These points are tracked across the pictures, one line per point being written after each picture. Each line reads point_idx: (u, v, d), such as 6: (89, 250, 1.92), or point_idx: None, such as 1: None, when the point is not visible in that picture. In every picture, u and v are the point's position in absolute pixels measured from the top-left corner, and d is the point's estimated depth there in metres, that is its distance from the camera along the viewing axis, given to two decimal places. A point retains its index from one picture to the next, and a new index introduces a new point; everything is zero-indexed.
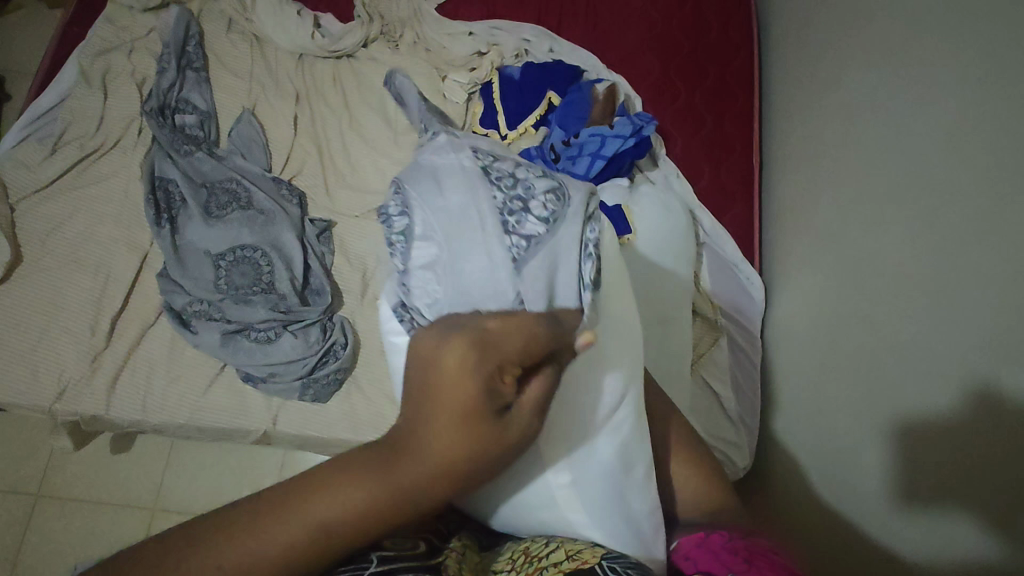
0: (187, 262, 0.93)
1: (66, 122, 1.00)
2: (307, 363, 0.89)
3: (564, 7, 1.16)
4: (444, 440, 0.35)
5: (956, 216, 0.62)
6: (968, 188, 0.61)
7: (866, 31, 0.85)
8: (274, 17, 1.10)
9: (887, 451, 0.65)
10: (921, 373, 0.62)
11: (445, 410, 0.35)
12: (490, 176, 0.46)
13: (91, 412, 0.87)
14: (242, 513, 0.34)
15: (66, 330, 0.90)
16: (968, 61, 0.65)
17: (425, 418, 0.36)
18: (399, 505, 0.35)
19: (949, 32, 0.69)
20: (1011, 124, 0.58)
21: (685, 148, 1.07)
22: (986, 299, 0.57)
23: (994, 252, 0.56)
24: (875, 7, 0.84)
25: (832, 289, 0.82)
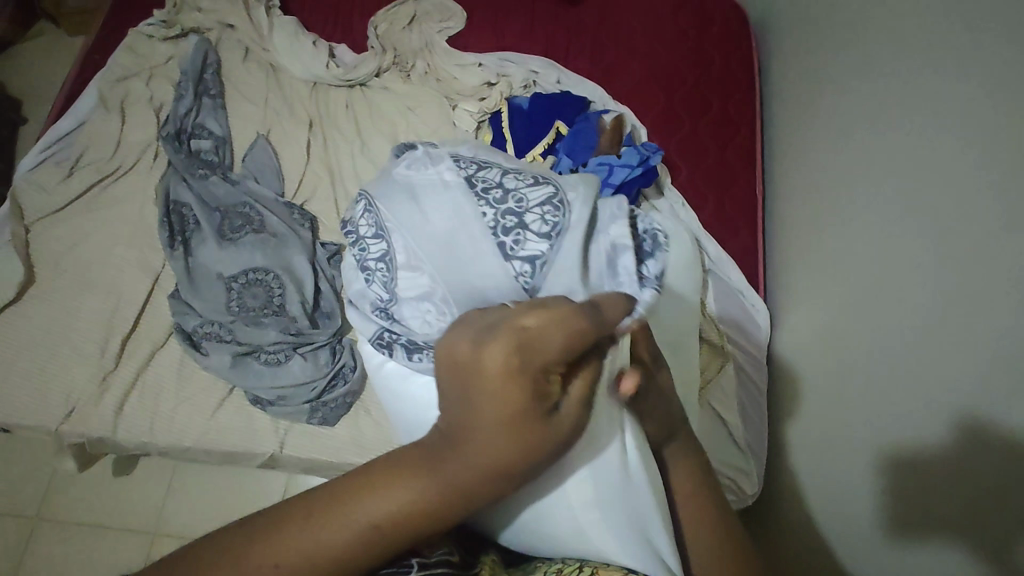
0: (199, 284, 0.94)
1: (84, 146, 1.03)
2: (316, 386, 0.90)
3: (571, 41, 1.20)
4: (491, 446, 0.35)
5: (960, 246, 0.64)
6: (971, 219, 0.63)
7: (865, 67, 0.88)
8: (289, 47, 1.13)
9: (898, 479, 0.65)
10: (931, 401, 0.63)
11: (491, 415, 0.35)
12: (475, 196, 0.57)
13: (97, 433, 0.86)
14: (298, 512, 0.36)
15: (76, 351, 0.90)
16: (966, 97, 0.68)
17: (471, 423, 0.35)
18: (455, 503, 0.36)
19: (946, 69, 0.72)
20: (1012, 158, 0.59)
21: (689, 177, 1.09)
22: (993, 327, 0.57)
23: (1000, 282, 0.58)
24: (874, 45, 0.87)
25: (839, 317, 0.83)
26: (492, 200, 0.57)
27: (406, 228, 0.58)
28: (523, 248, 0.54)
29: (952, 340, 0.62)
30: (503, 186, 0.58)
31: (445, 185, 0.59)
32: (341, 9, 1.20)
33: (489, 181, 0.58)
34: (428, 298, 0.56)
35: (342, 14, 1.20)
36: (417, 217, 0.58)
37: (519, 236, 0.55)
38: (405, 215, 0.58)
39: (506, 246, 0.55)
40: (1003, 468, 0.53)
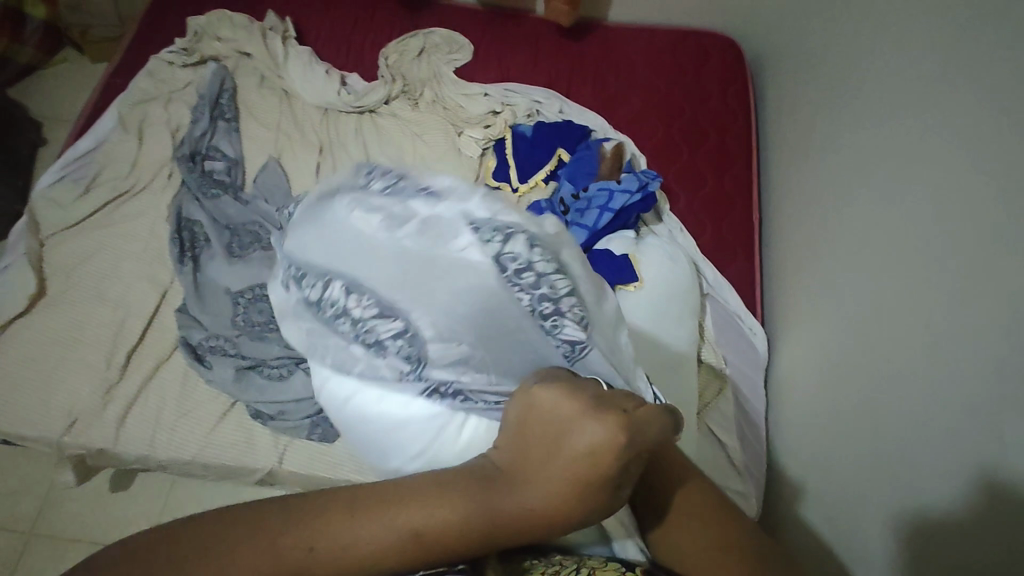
0: (206, 298, 0.96)
1: (101, 165, 1.06)
2: (317, 401, 0.90)
3: (573, 74, 1.25)
4: (557, 500, 0.37)
5: (953, 269, 0.65)
6: (962, 241, 0.65)
7: (858, 101, 0.92)
8: (303, 75, 1.17)
9: (900, 500, 0.65)
10: (928, 420, 0.63)
11: (568, 477, 0.36)
12: (503, 279, 0.52)
13: (98, 445, 0.87)
14: (347, 500, 0.39)
15: (82, 363, 0.92)
16: (955, 128, 0.70)
17: (542, 476, 0.37)
18: (504, 533, 0.38)
19: (935, 102, 0.75)
20: (999, 182, 0.62)
21: (688, 204, 1.12)
22: (988, 348, 0.58)
23: (991, 302, 0.59)
24: (865, 80, 0.91)
25: (837, 340, 0.84)
26: (523, 284, 0.52)
27: (424, 305, 0.56)
28: (563, 331, 0.52)
29: (947, 359, 0.63)
30: (531, 263, 0.52)
31: (462, 256, 0.53)
32: (354, 40, 1.25)
33: (511, 255, 0.52)
34: (459, 376, 0.56)
35: (354, 45, 1.25)
36: (438, 295, 0.55)
37: (554, 321, 0.53)
38: (420, 291, 0.55)
39: (546, 329, 0.53)
40: (1000, 485, 0.53)
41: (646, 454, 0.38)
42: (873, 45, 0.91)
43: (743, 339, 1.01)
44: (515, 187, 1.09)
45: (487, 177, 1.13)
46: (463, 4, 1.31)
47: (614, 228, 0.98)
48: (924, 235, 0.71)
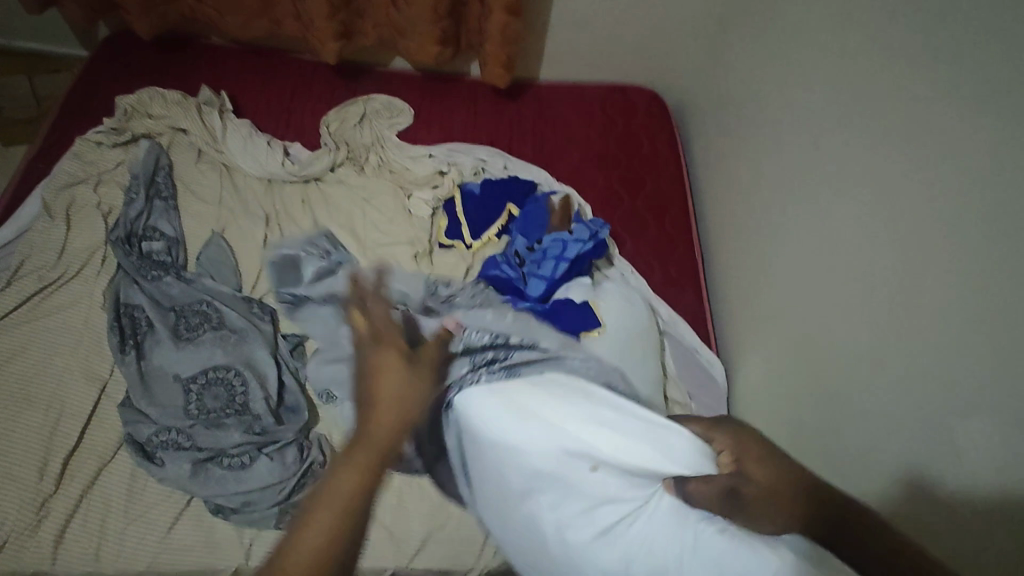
0: (154, 389, 0.90)
1: (25, 255, 0.99)
2: (284, 487, 0.85)
3: (512, 131, 1.35)
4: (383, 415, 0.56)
5: (928, 286, 0.70)
6: (919, 266, 0.72)
7: (788, 144, 1.05)
8: (244, 148, 1.16)
9: (895, 505, 0.69)
10: (913, 437, 0.69)
11: (384, 401, 0.57)
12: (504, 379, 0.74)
13: (33, 569, 0.77)
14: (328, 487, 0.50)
15: (9, 477, 0.82)
16: (884, 170, 0.81)
17: (370, 414, 0.56)
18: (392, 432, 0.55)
19: (870, 138, 0.84)
20: (942, 215, 0.70)
21: (635, 246, 1.23)
22: (967, 363, 0.63)
23: (960, 321, 0.65)
24: (795, 124, 1.03)
25: (811, 371, 0.91)
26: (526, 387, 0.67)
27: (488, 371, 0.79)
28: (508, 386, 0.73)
29: (929, 380, 0.68)
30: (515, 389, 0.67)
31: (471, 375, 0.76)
32: (293, 111, 1.27)
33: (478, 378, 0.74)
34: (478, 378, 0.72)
35: (294, 115, 1.27)
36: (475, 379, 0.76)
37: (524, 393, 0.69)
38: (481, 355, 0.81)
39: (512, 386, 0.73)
40: (987, 488, 0.58)
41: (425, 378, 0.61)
42: (798, 95, 1.03)
43: (700, 368, 1.13)
44: (469, 244, 1.14)
45: (439, 236, 1.16)
46: (402, 71, 1.38)
47: (570, 276, 1.05)
48: (884, 264, 0.78)
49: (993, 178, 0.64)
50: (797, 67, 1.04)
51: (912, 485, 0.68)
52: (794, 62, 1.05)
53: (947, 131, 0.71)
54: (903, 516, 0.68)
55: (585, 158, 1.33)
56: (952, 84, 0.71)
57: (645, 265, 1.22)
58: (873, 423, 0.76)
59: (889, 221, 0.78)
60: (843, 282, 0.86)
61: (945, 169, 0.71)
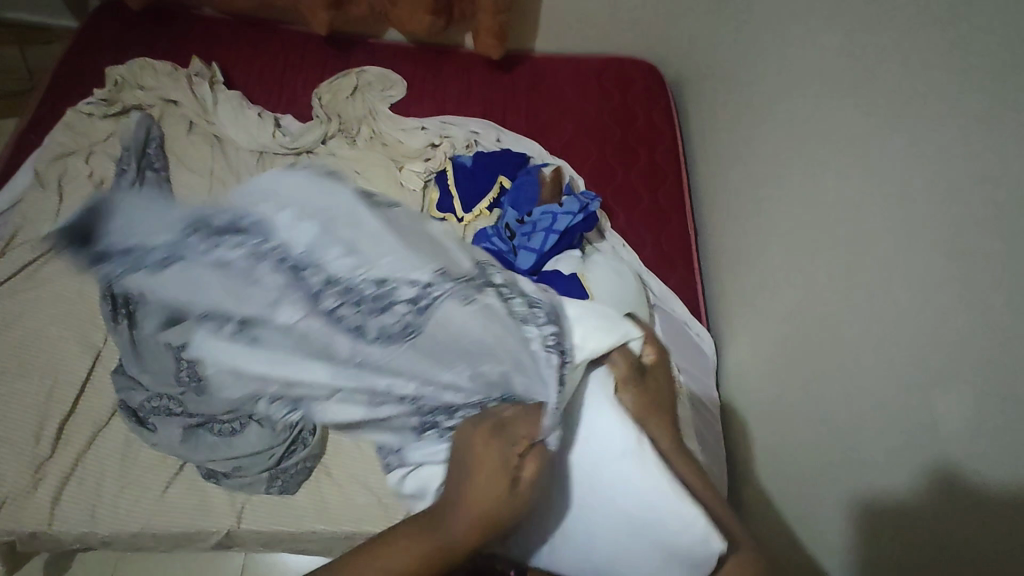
0: (143, 354, 0.88)
1: (18, 226, 1.00)
2: (274, 455, 0.86)
3: (506, 103, 1.33)
4: (479, 511, 0.65)
5: (918, 257, 0.70)
6: (910, 236, 0.72)
7: (783, 116, 1.04)
8: (236, 120, 1.16)
9: (881, 471, 0.71)
10: (900, 405, 0.70)
11: (477, 507, 0.64)
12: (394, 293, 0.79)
13: (31, 529, 0.80)
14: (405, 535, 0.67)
15: (6, 441, 0.84)
16: (879, 140, 0.80)
17: (462, 496, 0.66)
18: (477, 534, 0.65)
19: (865, 109, 0.83)
20: (934, 186, 0.69)
21: (627, 220, 1.23)
22: (956, 332, 0.64)
23: (949, 293, 0.65)
24: (789, 96, 1.02)
25: (800, 342, 0.91)
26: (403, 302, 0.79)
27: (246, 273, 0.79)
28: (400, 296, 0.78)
29: (916, 351, 0.68)
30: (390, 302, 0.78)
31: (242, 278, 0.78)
32: (285, 82, 1.26)
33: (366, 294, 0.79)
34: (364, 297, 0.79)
35: (286, 87, 1.26)
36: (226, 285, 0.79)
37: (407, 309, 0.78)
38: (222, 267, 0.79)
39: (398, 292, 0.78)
40: (970, 454, 0.60)
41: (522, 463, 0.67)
42: (794, 67, 1.02)
43: (691, 342, 1.13)
44: (459, 217, 1.14)
45: (430, 209, 1.16)
46: (395, 42, 1.37)
47: (560, 248, 1.05)
48: (874, 235, 0.78)
49: (989, 149, 0.63)
50: (795, 35, 1.02)
51: (892, 450, 0.70)
52: (791, 31, 1.03)
53: (944, 100, 0.70)
54: (888, 480, 0.70)
55: (579, 129, 1.32)
56: (954, 53, 0.70)
57: (639, 238, 1.22)
58: (858, 392, 0.77)
59: (880, 192, 0.78)
60: (833, 253, 0.86)
61: (941, 139, 0.70)
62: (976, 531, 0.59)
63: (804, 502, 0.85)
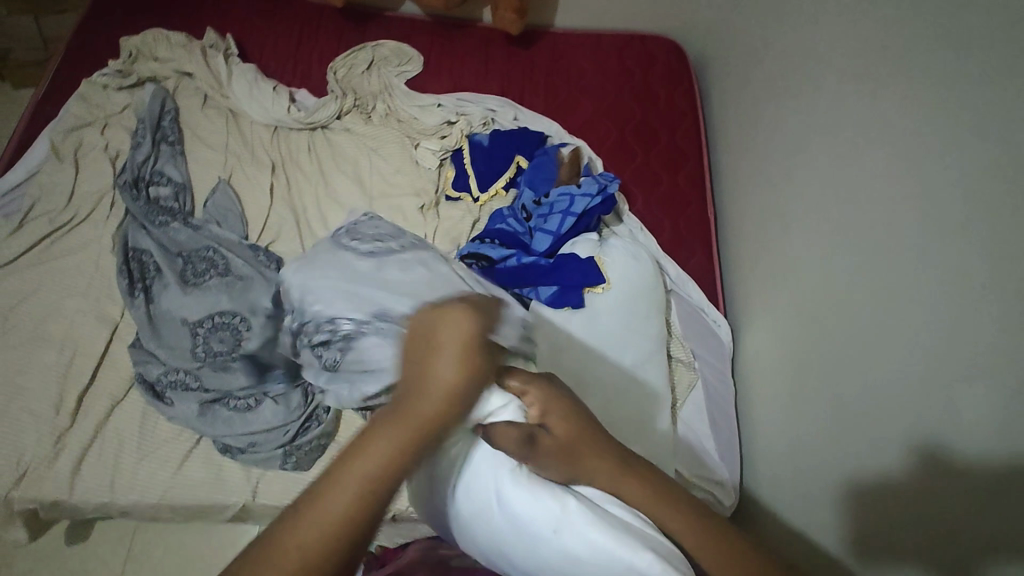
0: (162, 331, 0.91)
1: (36, 197, 1.00)
2: (288, 430, 0.87)
3: (524, 80, 1.30)
4: (446, 365, 0.45)
5: (947, 244, 0.68)
6: (940, 225, 0.69)
7: (810, 96, 1.00)
8: (251, 93, 1.15)
9: (896, 465, 0.69)
10: (920, 396, 0.67)
11: (450, 352, 0.46)
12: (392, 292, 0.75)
13: (52, 497, 0.81)
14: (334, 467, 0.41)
15: (26, 410, 0.85)
16: (910, 121, 0.76)
17: (427, 362, 0.46)
18: (454, 402, 0.45)
19: (898, 88, 0.80)
20: (968, 169, 0.66)
21: (645, 203, 1.20)
22: (983, 322, 0.61)
23: (981, 285, 0.62)
24: (817, 76, 0.99)
25: (818, 332, 0.89)
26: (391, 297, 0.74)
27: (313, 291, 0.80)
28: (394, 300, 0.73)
29: (940, 341, 0.66)
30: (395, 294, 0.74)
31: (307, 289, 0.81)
32: (300, 55, 1.24)
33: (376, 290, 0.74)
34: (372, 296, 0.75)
35: (301, 61, 1.24)
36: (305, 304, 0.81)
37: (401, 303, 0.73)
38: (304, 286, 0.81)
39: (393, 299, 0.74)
40: (987, 450, 0.58)
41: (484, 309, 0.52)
42: (823, 44, 0.98)
43: (707, 329, 1.12)
44: (475, 197, 1.12)
45: (446, 188, 1.15)
46: (412, 16, 1.33)
47: (577, 231, 1.03)
48: (901, 224, 0.75)
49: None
50: (827, 14, 0.98)
51: (907, 444, 0.68)
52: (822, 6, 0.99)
53: (984, 80, 0.67)
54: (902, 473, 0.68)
55: (599, 109, 1.28)
56: (995, 27, 0.66)
57: (657, 221, 1.19)
58: (876, 385, 0.75)
59: (908, 178, 0.75)
60: (856, 242, 0.83)
61: (977, 119, 0.66)
62: (990, 528, 0.57)
63: (817, 492, 0.84)
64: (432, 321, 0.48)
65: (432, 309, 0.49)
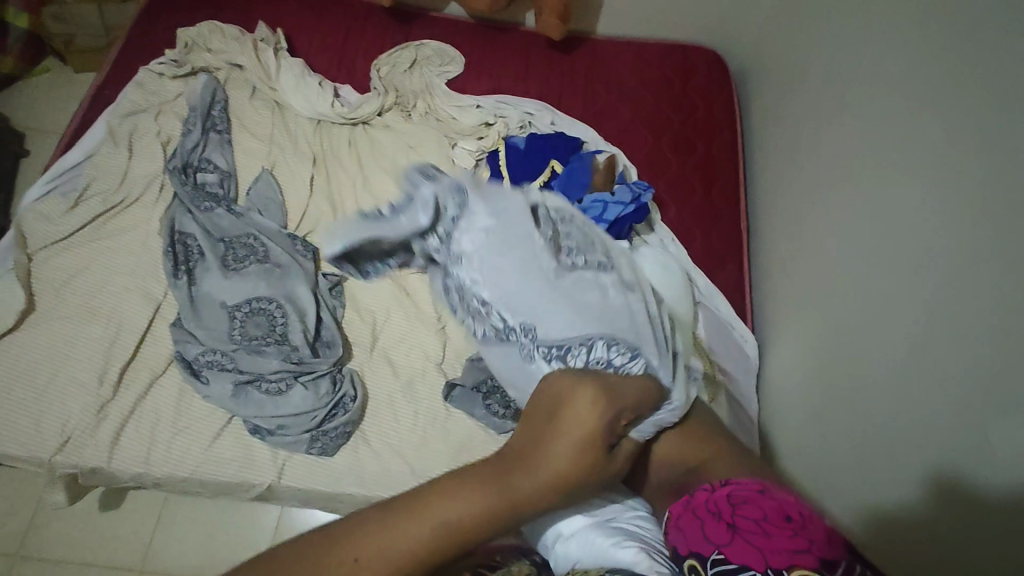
0: (202, 313, 0.95)
1: (91, 177, 1.05)
2: (316, 416, 0.90)
3: (563, 86, 1.31)
4: (565, 457, 0.57)
5: (984, 269, 0.66)
6: (977, 251, 0.67)
7: (850, 113, 0.98)
8: (296, 86, 1.18)
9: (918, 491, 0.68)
10: (950, 423, 0.66)
11: (572, 436, 0.58)
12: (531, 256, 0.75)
13: (91, 464, 0.85)
14: (426, 488, 0.53)
15: (73, 380, 0.90)
16: (951, 143, 0.75)
17: (545, 440, 0.58)
18: (548, 492, 0.55)
19: (941, 108, 0.78)
20: (1009, 193, 0.64)
21: (678, 213, 1.20)
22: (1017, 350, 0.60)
23: (1015, 315, 0.61)
24: (859, 93, 0.97)
25: (845, 353, 0.88)
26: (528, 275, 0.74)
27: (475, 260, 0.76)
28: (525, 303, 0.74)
29: (971, 368, 0.65)
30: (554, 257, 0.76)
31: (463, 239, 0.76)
32: (345, 53, 1.27)
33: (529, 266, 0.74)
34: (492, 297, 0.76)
35: (346, 58, 1.27)
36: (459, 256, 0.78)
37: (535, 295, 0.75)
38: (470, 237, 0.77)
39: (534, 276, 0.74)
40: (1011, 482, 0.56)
41: (620, 423, 0.62)
42: (868, 61, 0.96)
43: (734, 344, 1.11)
44: None
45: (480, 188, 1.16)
46: (455, 17, 1.35)
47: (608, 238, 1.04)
48: (939, 249, 0.73)
49: None
50: (875, 31, 0.96)
51: (932, 476, 0.66)
52: (869, 24, 0.97)
53: None
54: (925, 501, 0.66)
55: (636, 117, 1.29)
56: None
57: (689, 232, 1.19)
58: (904, 413, 0.73)
59: (946, 200, 0.73)
60: (889, 263, 0.81)
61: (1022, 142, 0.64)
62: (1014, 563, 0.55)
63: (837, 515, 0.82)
64: (570, 390, 0.62)
65: (569, 380, 0.64)
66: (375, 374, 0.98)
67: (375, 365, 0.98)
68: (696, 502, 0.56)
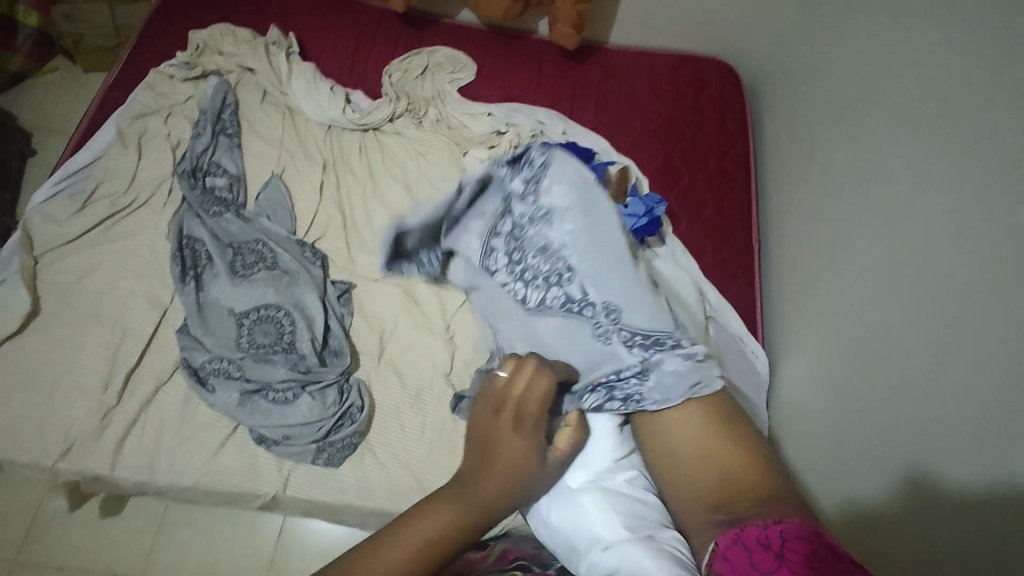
0: (209, 319, 0.94)
1: (100, 179, 1.04)
2: (323, 426, 0.89)
3: (575, 95, 1.30)
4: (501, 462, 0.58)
5: (1005, 292, 0.64)
6: (998, 272, 0.65)
7: (866, 128, 0.97)
8: (307, 90, 1.17)
9: (935, 519, 0.66)
10: (968, 449, 0.64)
11: (504, 444, 0.59)
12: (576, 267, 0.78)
13: (94, 471, 0.84)
14: (380, 537, 0.52)
15: (77, 385, 0.88)
16: (970, 161, 0.73)
17: (484, 457, 0.58)
18: (495, 497, 0.56)
19: (959, 125, 0.76)
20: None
21: (689, 226, 1.19)
22: None
23: None
24: (874, 109, 0.96)
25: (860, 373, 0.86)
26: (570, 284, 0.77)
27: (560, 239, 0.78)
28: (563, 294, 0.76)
29: (992, 393, 0.63)
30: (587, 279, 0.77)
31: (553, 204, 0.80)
32: (357, 58, 1.26)
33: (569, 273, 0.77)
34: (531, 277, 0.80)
35: (358, 63, 1.26)
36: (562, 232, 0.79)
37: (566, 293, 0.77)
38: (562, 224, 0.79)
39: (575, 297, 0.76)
40: None
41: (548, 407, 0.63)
42: (885, 76, 0.95)
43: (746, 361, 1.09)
44: None
45: None
46: (468, 24, 1.35)
47: None
48: (957, 270, 0.71)
49: None
50: (890, 46, 0.95)
51: (946, 501, 0.65)
52: (885, 39, 0.96)
53: None
54: (942, 530, 0.64)
55: (648, 128, 1.28)
56: None
57: (700, 246, 1.18)
58: (920, 437, 0.71)
59: (965, 220, 0.72)
60: (903, 282, 0.80)
61: None
62: None
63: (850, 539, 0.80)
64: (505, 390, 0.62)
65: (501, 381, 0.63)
66: (381, 384, 0.96)
67: (382, 374, 0.97)
68: (743, 535, 0.50)
